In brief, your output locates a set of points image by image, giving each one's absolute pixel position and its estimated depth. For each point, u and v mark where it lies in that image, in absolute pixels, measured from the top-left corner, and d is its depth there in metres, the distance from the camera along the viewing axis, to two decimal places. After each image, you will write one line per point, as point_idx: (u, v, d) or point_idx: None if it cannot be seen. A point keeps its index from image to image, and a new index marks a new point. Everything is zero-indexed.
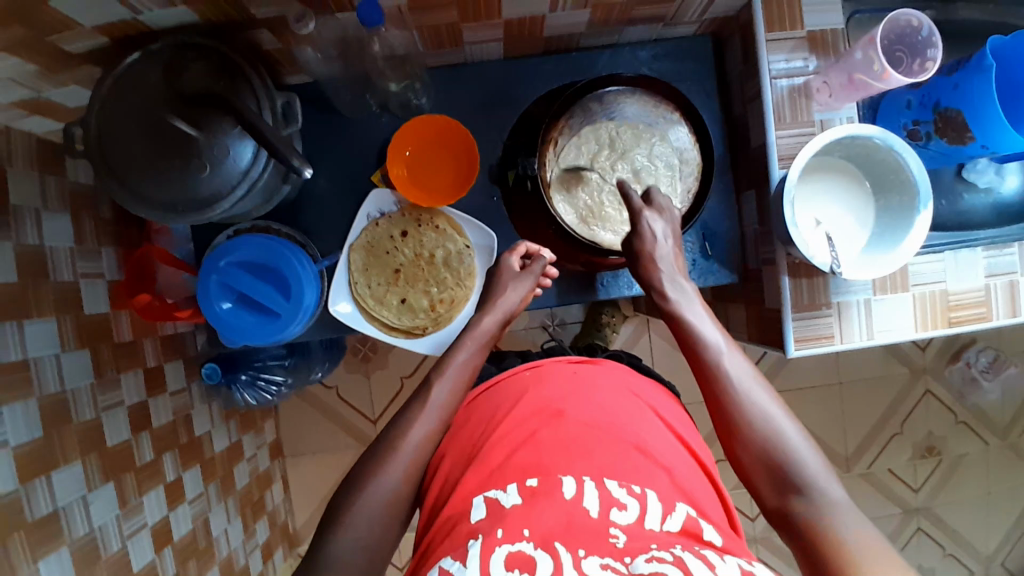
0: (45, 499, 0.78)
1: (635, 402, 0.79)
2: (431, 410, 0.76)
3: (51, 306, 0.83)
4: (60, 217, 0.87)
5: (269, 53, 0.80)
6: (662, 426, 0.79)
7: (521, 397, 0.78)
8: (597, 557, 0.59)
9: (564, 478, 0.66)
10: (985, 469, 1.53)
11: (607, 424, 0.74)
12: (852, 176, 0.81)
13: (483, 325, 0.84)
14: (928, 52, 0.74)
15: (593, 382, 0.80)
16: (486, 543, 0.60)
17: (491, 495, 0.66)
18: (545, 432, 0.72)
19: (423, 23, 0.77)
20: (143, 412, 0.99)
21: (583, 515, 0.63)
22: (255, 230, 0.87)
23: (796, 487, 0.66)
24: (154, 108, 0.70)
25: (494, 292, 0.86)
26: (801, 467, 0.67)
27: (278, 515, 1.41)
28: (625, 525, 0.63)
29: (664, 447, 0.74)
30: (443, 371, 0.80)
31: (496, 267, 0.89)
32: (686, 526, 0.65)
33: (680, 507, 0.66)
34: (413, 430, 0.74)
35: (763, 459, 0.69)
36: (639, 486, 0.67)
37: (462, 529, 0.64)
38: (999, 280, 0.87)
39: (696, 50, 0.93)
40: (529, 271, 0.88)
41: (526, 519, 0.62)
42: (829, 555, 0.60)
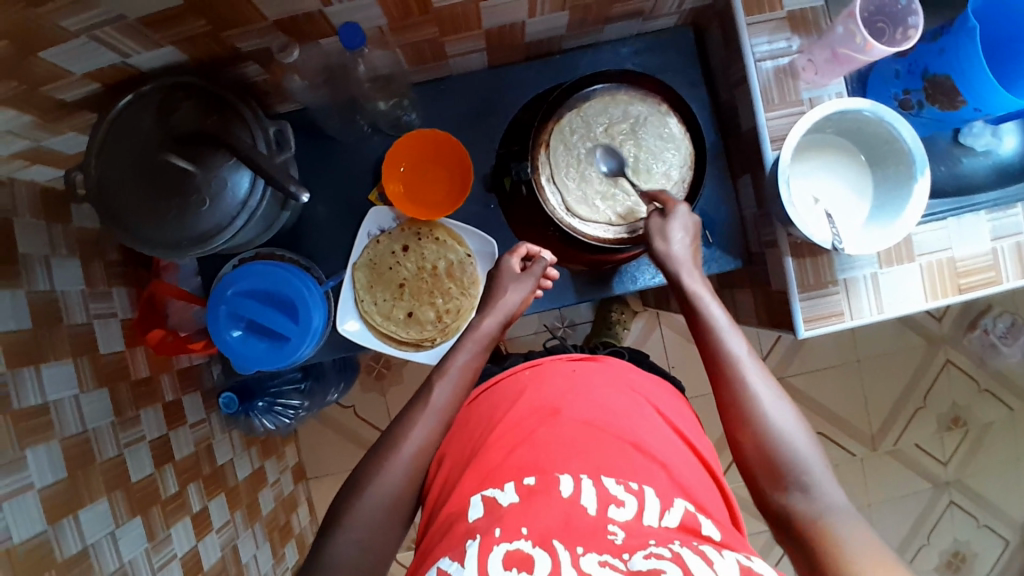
0: (74, 537, 0.79)
1: (631, 397, 0.79)
2: (431, 413, 0.76)
3: (67, 349, 0.85)
4: (69, 261, 0.89)
5: (257, 84, 0.82)
6: (660, 420, 0.78)
7: (518, 398, 0.79)
8: (595, 555, 0.59)
9: (561, 477, 0.66)
10: (1013, 436, 1.50)
11: (605, 420, 0.74)
12: (847, 151, 0.80)
13: (482, 327, 0.83)
14: (909, 20, 0.75)
15: (589, 380, 0.80)
16: (484, 542, 0.60)
17: (488, 495, 0.66)
18: (542, 432, 0.72)
19: (406, 41, 0.78)
20: (164, 445, 1.00)
21: (582, 513, 0.63)
22: (259, 257, 0.88)
23: (797, 487, 0.64)
24: (150, 150, 0.72)
25: (493, 294, 0.85)
26: (804, 468, 0.65)
27: (305, 539, 1.41)
28: (623, 522, 0.62)
29: (662, 443, 0.74)
30: (444, 372, 0.79)
31: (497, 269, 0.88)
32: (684, 522, 0.64)
33: (679, 503, 0.66)
34: (415, 431, 0.74)
35: (765, 458, 0.66)
36: (637, 482, 0.66)
37: (461, 529, 0.64)
38: (1006, 243, 0.86)
39: (678, 43, 0.93)
40: (530, 272, 0.87)
41: (524, 518, 0.62)
42: (831, 556, 0.57)
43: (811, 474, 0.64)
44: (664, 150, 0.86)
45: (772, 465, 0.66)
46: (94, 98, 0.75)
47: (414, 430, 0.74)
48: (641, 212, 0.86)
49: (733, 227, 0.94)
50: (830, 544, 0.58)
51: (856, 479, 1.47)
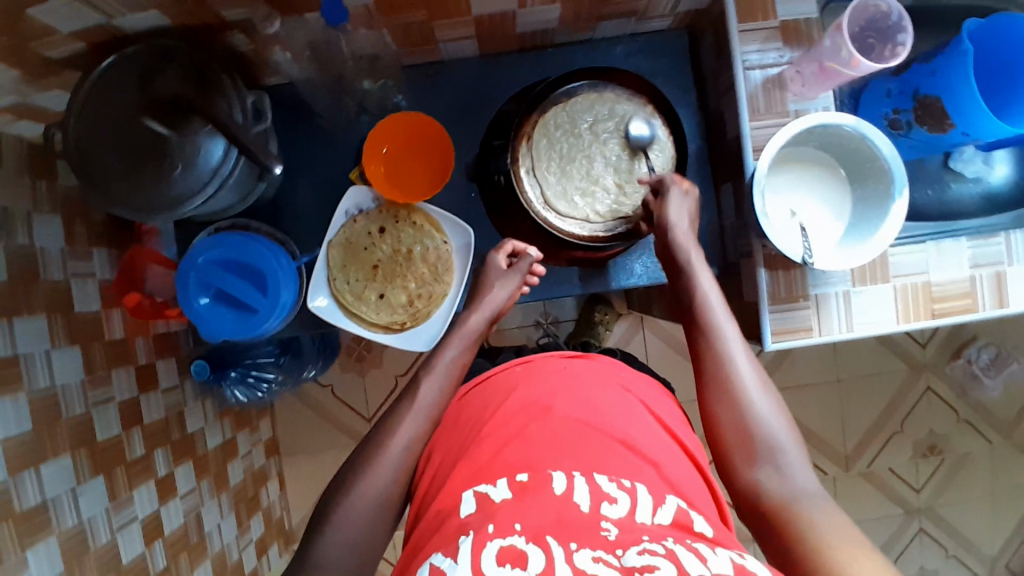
0: (33, 490, 0.79)
1: (619, 393, 0.79)
2: (419, 410, 0.77)
3: (42, 305, 0.85)
4: (51, 219, 0.89)
5: (244, 54, 0.82)
6: (652, 421, 0.78)
7: (508, 395, 0.78)
8: (589, 550, 0.57)
9: (554, 474, 0.66)
10: (989, 468, 1.50)
11: (596, 418, 0.74)
12: (830, 167, 0.81)
13: (470, 322, 0.85)
14: (898, 37, 0.75)
15: (579, 376, 0.80)
16: (477, 539, 0.59)
17: (480, 491, 0.66)
18: (534, 428, 0.72)
19: (393, 23, 0.77)
20: (134, 408, 1.00)
21: (574, 509, 0.62)
22: (234, 228, 0.88)
23: (770, 465, 0.67)
24: (127, 112, 0.72)
25: (480, 290, 0.88)
26: (779, 449, 0.68)
27: (273, 512, 1.42)
28: (615, 519, 0.62)
29: (654, 443, 0.74)
30: (431, 368, 0.82)
31: (484, 265, 0.90)
32: (677, 519, 0.63)
33: (671, 500, 0.66)
34: (402, 429, 0.75)
35: (742, 438, 0.69)
36: (629, 480, 0.67)
37: (452, 526, 0.63)
38: (984, 272, 0.85)
39: (672, 46, 0.93)
40: (517, 268, 0.88)
41: (518, 514, 0.62)
42: (798, 531, 0.60)
43: (785, 455, 0.67)
44: (649, 150, 0.86)
45: (749, 444, 0.69)
46: (83, 57, 0.75)
47: (402, 425, 0.76)
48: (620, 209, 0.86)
49: (712, 235, 0.94)
50: (800, 522, 0.61)
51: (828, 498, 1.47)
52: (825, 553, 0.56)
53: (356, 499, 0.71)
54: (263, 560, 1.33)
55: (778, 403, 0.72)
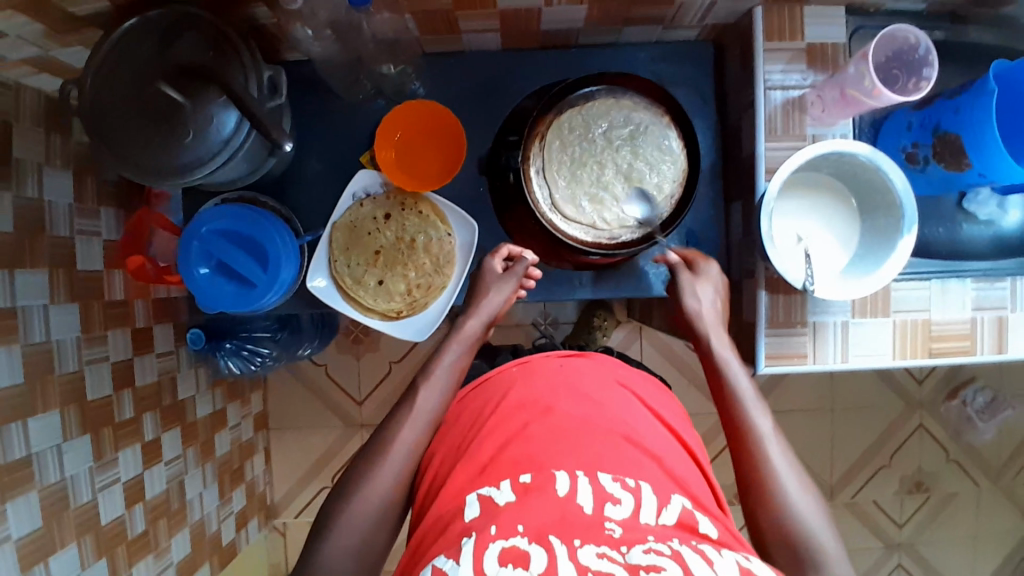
0: (19, 443, 0.80)
1: (620, 391, 0.79)
2: (419, 415, 0.77)
3: (45, 259, 0.86)
4: (61, 175, 0.89)
5: (266, 27, 0.81)
6: (654, 421, 0.78)
7: (506, 394, 0.78)
8: (593, 547, 0.57)
9: (557, 473, 0.65)
10: (974, 511, 1.49)
11: (596, 417, 0.73)
12: (839, 194, 0.80)
13: (467, 328, 0.85)
14: (923, 71, 0.74)
15: (579, 374, 0.79)
16: (480, 540, 0.59)
17: (483, 493, 0.66)
18: (535, 426, 0.72)
19: (417, 8, 0.77)
20: (127, 369, 1.01)
21: (577, 511, 0.62)
22: (240, 200, 0.88)
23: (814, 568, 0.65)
24: (145, 76, 0.72)
25: (477, 295, 0.87)
26: (820, 545, 0.66)
27: (256, 486, 1.43)
28: (620, 520, 0.61)
29: (657, 438, 0.74)
30: (430, 375, 0.80)
31: (479, 269, 0.90)
32: (682, 519, 0.64)
33: (676, 500, 0.66)
34: (403, 433, 0.75)
35: (785, 535, 0.67)
36: (633, 480, 0.66)
37: (456, 527, 0.63)
38: (987, 314, 0.84)
39: (696, 57, 0.92)
40: (512, 272, 0.88)
41: (520, 514, 0.61)
42: None
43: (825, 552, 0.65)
44: (663, 159, 0.85)
45: (776, 509, 0.69)
46: (106, 16, 0.75)
47: (404, 430, 0.75)
48: (626, 217, 0.85)
49: (718, 252, 0.93)
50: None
51: None
52: None
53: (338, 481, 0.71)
54: (241, 532, 1.34)
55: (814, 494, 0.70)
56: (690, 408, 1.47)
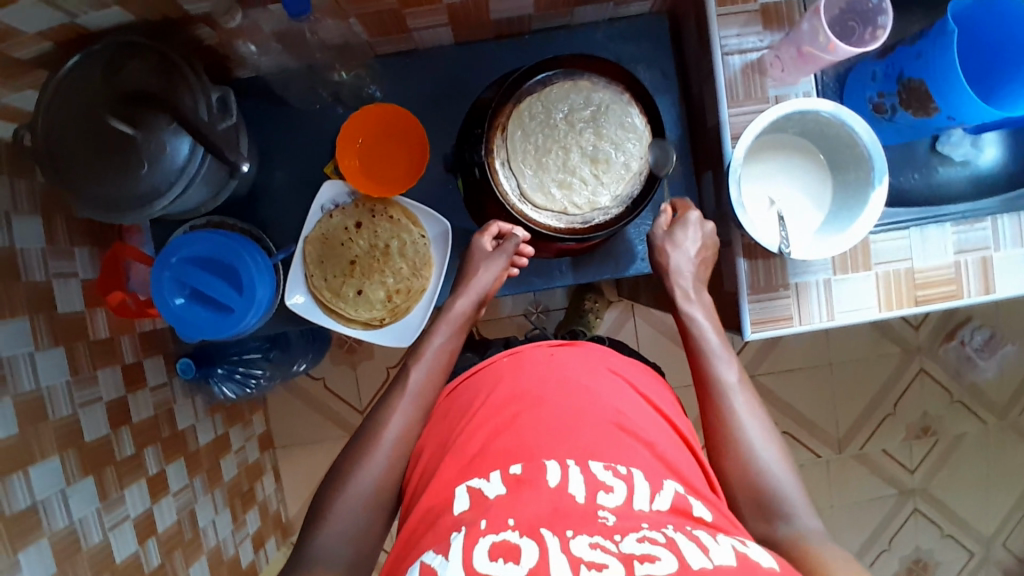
0: (23, 492, 0.80)
1: (610, 377, 0.79)
2: (408, 398, 0.79)
3: (24, 306, 0.85)
4: (30, 219, 0.88)
5: (213, 48, 0.80)
6: (642, 401, 0.78)
7: (493, 389, 0.77)
8: (586, 537, 0.56)
9: (548, 463, 0.65)
10: (983, 448, 1.49)
11: (587, 403, 0.73)
12: (807, 152, 0.79)
13: (455, 308, 0.86)
14: (879, 20, 0.73)
15: (567, 363, 0.79)
16: (469, 534, 0.58)
17: (473, 486, 0.65)
18: (525, 417, 0.72)
19: (363, 12, 0.76)
20: (122, 406, 1.00)
21: (570, 501, 0.61)
22: (208, 225, 0.88)
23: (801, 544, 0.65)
24: (91, 109, 0.70)
25: (467, 272, 0.88)
26: (804, 524, 0.67)
27: (269, 505, 1.43)
28: (613, 507, 0.61)
29: (646, 421, 0.74)
30: (419, 355, 0.83)
31: (470, 248, 0.89)
32: (676, 504, 0.63)
33: (669, 485, 0.65)
34: (392, 421, 0.76)
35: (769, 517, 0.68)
36: (625, 466, 0.66)
37: (445, 523, 0.62)
38: (969, 257, 0.84)
39: (651, 29, 0.91)
40: (502, 249, 0.87)
41: (512, 509, 0.60)
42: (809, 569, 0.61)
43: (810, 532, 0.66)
44: (628, 137, 0.84)
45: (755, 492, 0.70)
46: (49, 55, 0.74)
47: (392, 417, 0.77)
48: (597, 199, 0.84)
49: None
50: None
51: (821, 481, 1.47)
52: None
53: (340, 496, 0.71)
54: (260, 552, 1.34)
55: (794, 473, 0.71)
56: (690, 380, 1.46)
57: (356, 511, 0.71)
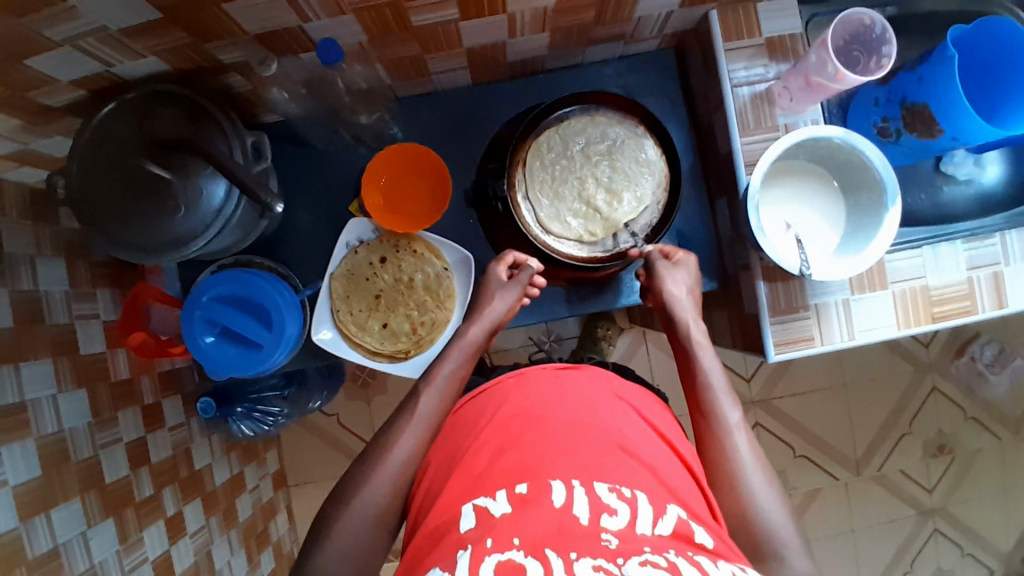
0: (45, 536, 0.79)
1: (615, 402, 0.79)
2: (419, 420, 0.78)
3: (48, 350, 0.85)
4: (54, 263, 0.89)
5: (240, 94, 0.83)
6: (644, 425, 0.78)
7: (503, 404, 0.78)
8: (589, 560, 0.56)
9: (552, 483, 0.66)
10: (999, 465, 1.49)
11: (593, 424, 0.74)
12: (820, 177, 0.82)
13: (470, 334, 0.85)
14: (883, 49, 0.76)
15: (572, 384, 0.80)
16: (475, 553, 0.59)
17: (479, 504, 0.66)
18: (531, 435, 0.72)
19: (386, 57, 0.79)
20: (141, 447, 1.00)
21: (573, 521, 0.61)
22: (236, 264, 0.90)
23: (771, 558, 0.67)
24: (128, 157, 0.72)
25: (480, 302, 0.87)
26: (780, 538, 0.68)
27: (284, 545, 1.41)
28: (616, 530, 0.60)
29: (648, 446, 0.73)
30: (430, 381, 0.81)
31: (485, 276, 0.90)
32: (677, 530, 0.62)
33: (671, 511, 0.65)
34: (401, 442, 0.75)
35: (745, 528, 0.70)
36: (629, 489, 0.66)
37: (452, 539, 0.63)
38: (982, 273, 0.86)
39: (660, 65, 0.95)
40: (517, 280, 0.87)
41: (516, 527, 0.61)
42: None
43: (785, 544, 0.68)
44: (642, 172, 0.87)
45: (744, 520, 0.70)
46: (80, 104, 0.76)
47: (401, 437, 0.76)
48: (609, 228, 0.87)
49: (710, 250, 0.95)
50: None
51: (839, 503, 1.46)
52: None
53: (372, 529, 0.71)
54: None
55: (776, 485, 0.72)
56: None
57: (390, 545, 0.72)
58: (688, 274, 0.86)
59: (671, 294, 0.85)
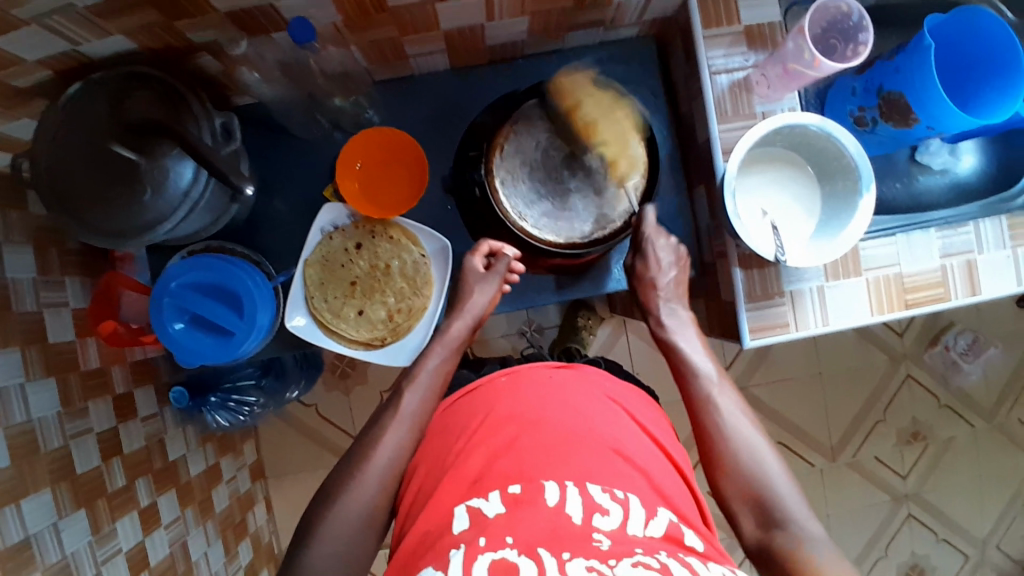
0: (14, 527, 0.78)
1: (609, 405, 0.80)
2: (404, 418, 0.78)
3: (16, 338, 0.83)
4: (22, 250, 0.87)
5: (212, 76, 0.81)
6: (638, 430, 0.79)
7: (494, 406, 0.78)
8: (583, 559, 0.58)
9: (546, 484, 0.67)
10: (972, 452, 1.52)
11: (586, 427, 0.74)
12: (797, 165, 0.82)
13: (453, 329, 0.86)
14: (860, 37, 0.76)
15: (565, 386, 0.80)
16: (469, 551, 0.60)
17: (472, 506, 0.67)
18: (526, 439, 0.72)
19: (363, 39, 0.78)
20: (114, 439, 0.98)
21: (567, 522, 0.62)
22: (209, 250, 0.88)
23: (777, 523, 0.68)
24: (94, 140, 0.70)
25: (461, 297, 0.88)
26: (785, 505, 0.69)
27: (262, 536, 1.40)
28: (608, 531, 0.62)
29: (643, 451, 0.75)
30: (414, 378, 0.82)
31: (462, 270, 0.90)
32: (669, 532, 0.65)
33: (663, 513, 0.67)
34: (385, 443, 0.76)
35: (748, 497, 0.70)
36: (622, 491, 0.67)
37: (445, 541, 0.64)
38: (955, 260, 0.87)
39: (641, 52, 0.94)
40: (494, 271, 0.89)
41: (510, 528, 0.62)
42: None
43: (788, 510, 0.68)
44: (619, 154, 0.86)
45: (755, 500, 0.70)
46: (47, 85, 0.74)
47: (386, 437, 0.76)
48: (573, 210, 0.86)
49: (689, 238, 0.95)
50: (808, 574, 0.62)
51: (816, 490, 1.48)
52: None
53: (348, 518, 0.71)
54: None
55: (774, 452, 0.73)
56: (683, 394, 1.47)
57: (364, 532, 0.72)
58: (675, 252, 0.88)
59: (666, 279, 0.87)
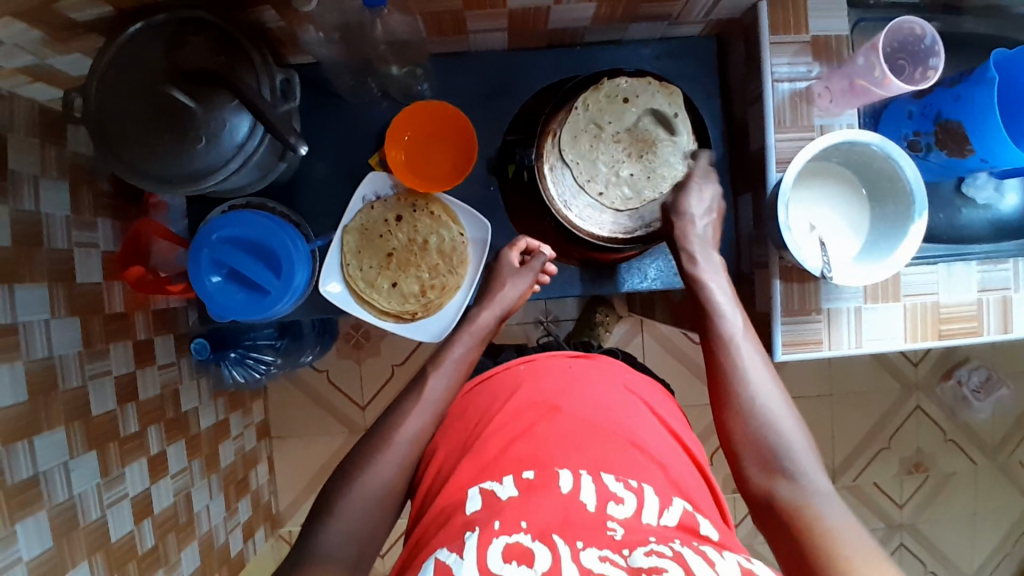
0: (25, 464, 0.78)
1: (625, 394, 0.80)
2: (426, 404, 0.78)
3: (44, 273, 0.82)
4: (58, 185, 0.86)
5: (272, 30, 0.80)
6: (656, 421, 0.79)
7: (514, 391, 0.78)
8: (596, 549, 0.58)
9: (561, 471, 0.67)
10: (972, 489, 1.52)
11: (606, 420, 0.74)
12: (847, 181, 0.82)
13: (480, 319, 0.86)
14: (930, 61, 0.76)
15: (585, 376, 0.80)
16: (483, 535, 0.60)
17: (486, 488, 0.67)
18: (542, 426, 0.73)
19: (427, 9, 0.77)
20: (130, 384, 0.98)
21: (580, 509, 0.63)
22: (249, 207, 0.88)
23: (782, 473, 0.69)
24: (153, 80, 0.70)
25: (492, 287, 0.88)
26: (794, 459, 0.69)
27: (261, 496, 1.40)
28: (622, 519, 0.62)
29: (659, 444, 0.74)
30: (440, 363, 0.82)
31: (496, 260, 0.91)
32: (683, 522, 0.64)
33: (677, 503, 0.66)
34: (408, 422, 0.76)
35: (757, 445, 0.71)
36: (636, 481, 0.67)
37: (458, 522, 0.64)
38: (991, 296, 0.86)
39: (699, 52, 0.93)
40: (529, 267, 0.89)
41: (524, 512, 0.62)
42: (812, 533, 0.62)
43: (799, 464, 0.69)
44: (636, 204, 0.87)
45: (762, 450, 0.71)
46: (106, 23, 0.73)
47: (407, 419, 0.77)
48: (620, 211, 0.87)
49: (727, 245, 0.95)
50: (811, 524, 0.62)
51: None
52: (839, 553, 0.58)
53: (363, 486, 0.71)
54: (248, 542, 1.31)
55: (789, 405, 0.74)
56: (691, 400, 1.47)
57: (380, 500, 0.71)
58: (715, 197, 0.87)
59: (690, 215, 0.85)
